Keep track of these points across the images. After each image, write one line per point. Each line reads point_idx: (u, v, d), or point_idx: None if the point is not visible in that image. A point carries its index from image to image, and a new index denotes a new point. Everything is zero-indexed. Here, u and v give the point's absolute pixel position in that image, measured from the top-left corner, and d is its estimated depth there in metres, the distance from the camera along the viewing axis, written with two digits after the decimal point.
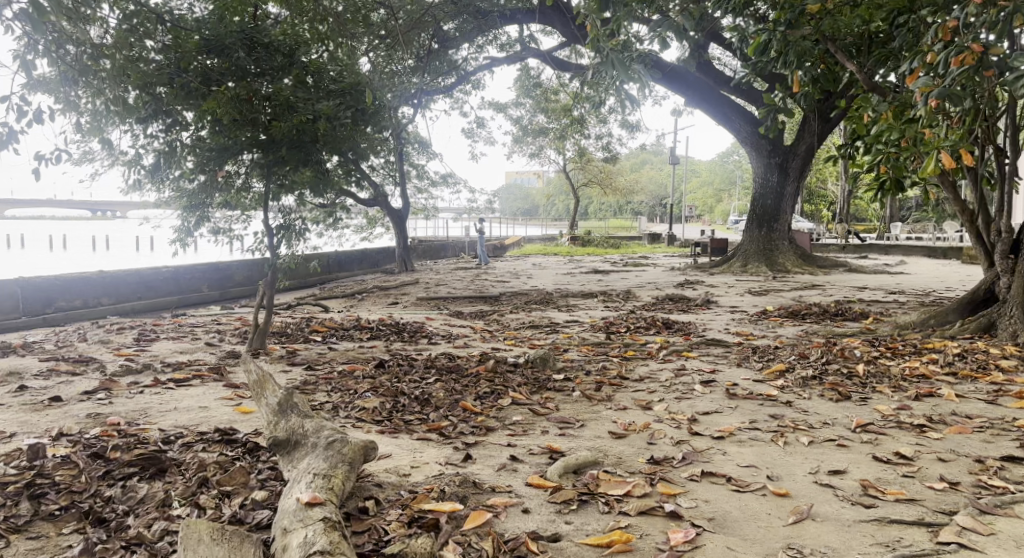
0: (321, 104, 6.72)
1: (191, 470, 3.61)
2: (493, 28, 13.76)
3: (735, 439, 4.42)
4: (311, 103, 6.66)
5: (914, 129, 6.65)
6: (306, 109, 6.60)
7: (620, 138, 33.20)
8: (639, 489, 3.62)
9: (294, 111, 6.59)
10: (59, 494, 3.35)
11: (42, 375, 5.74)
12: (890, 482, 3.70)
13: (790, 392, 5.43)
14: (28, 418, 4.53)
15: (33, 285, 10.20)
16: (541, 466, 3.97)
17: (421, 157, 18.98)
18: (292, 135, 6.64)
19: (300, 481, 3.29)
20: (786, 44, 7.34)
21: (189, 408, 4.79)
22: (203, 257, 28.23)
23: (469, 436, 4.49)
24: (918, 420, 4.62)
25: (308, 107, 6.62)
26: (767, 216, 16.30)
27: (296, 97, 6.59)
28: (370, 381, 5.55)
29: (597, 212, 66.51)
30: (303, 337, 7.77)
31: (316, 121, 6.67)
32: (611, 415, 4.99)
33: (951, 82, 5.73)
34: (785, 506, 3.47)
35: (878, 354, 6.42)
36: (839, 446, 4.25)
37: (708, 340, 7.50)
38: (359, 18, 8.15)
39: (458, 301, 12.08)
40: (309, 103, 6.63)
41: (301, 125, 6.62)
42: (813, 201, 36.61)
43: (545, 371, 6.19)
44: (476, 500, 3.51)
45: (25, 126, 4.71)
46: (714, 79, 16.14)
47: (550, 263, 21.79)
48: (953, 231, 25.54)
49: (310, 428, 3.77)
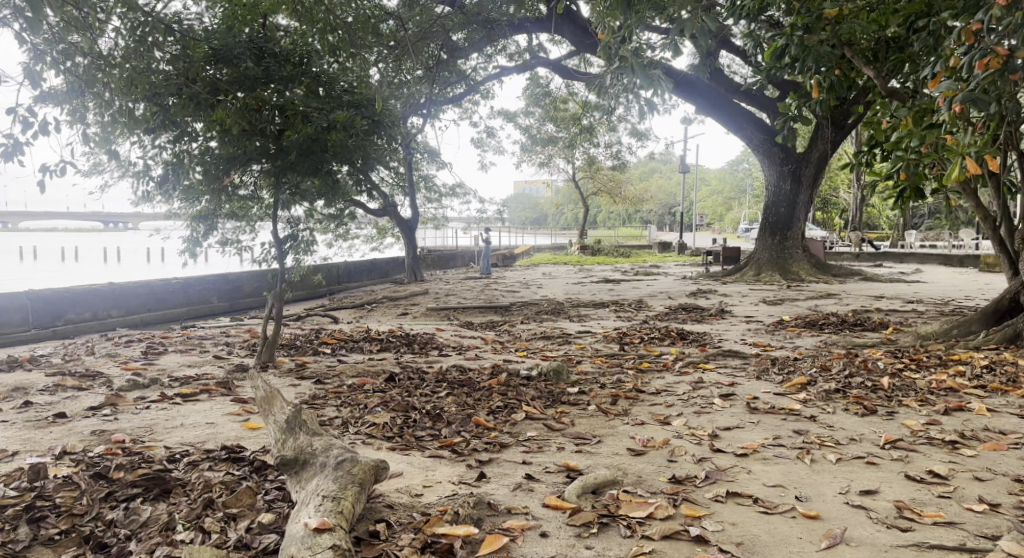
0: (332, 115, 6.62)
1: (197, 490, 3.48)
2: (503, 37, 13.64)
3: (759, 457, 4.25)
4: (322, 114, 6.55)
5: (936, 135, 6.50)
6: (316, 121, 6.50)
7: (631, 146, 33.03)
8: (662, 511, 3.46)
9: (310, 121, 6.50)
10: (58, 518, 3.22)
11: (48, 390, 5.63)
12: (926, 503, 3.54)
13: (813, 407, 5.26)
14: (31, 435, 4.41)
15: (43, 297, 10.12)
16: (559, 486, 3.82)
17: (430, 167, 18.90)
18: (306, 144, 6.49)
19: (308, 504, 3.15)
20: (804, 49, 7.11)
21: (196, 425, 4.66)
22: (212, 268, 28.30)
23: (482, 453, 4.34)
24: (950, 436, 4.45)
25: (320, 118, 6.53)
26: (780, 224, 16.14)
27: (308, 108, 6.51)
28: (380, 395, 5.41)
29: (606, 220, 66.38)
30: (313, 349, 7.64)
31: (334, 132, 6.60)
32: (629, 431, 4.83)
33: (975, 86, 5.56)
34: (816, 529, 3.31)
35: (903, 366, 6.23)
36: (868, 464, 4.08)
37: (725, 351, 7.31)
38: (370, 28, 8.09)
39: (468, 312, 11.94)
40: (323, 113, 6.55)
41: (322, 139, 6.57)
42: (826, 208, 36.51)
43: (559, 384, 6.04)
44: (492, 523, 3.37)
45: (30, 137, 4.60)
46: (725, 87, 15.92)
47: (561, 272, 21.57)
48: (969, 239, 25.20)
49: (319, 447, 3.63)
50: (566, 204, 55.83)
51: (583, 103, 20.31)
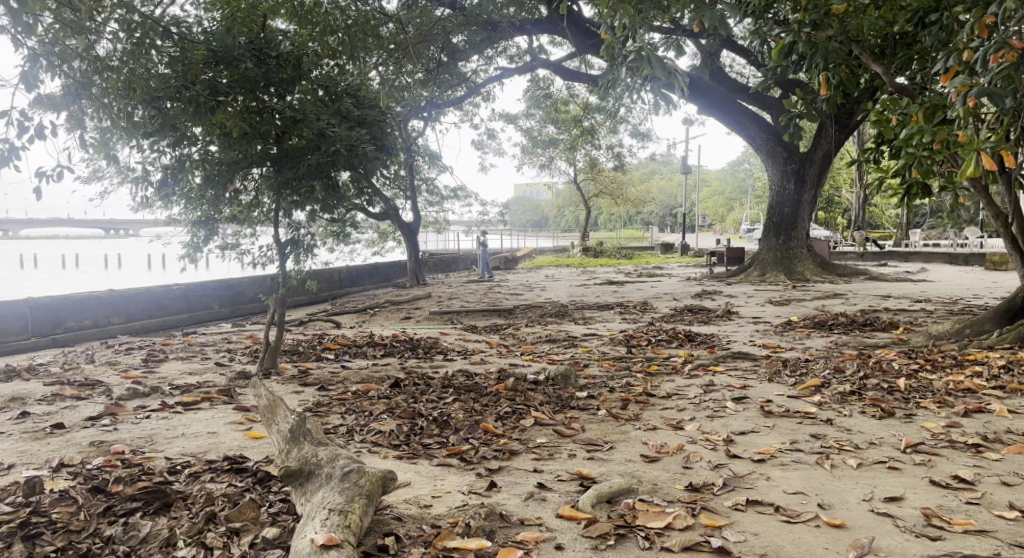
0: (351, 134, 6.67)
1: (198, 504, 3.36)
2: (505, 38, 13.41)
3: (778, 462, 4.13)
4: (344, 131, 6.60)
5: (947, 132, 6.32)
6: (338, 139, 6.51)
7: (632, 148, 32.86)
8: (681, 521, 3.36)
9: (327, 139, 6.51)
10: (53, 535, 3.09)
11: (46, 400, 5.51)
12: (954, 511, 3.45)
13: (829, 409, 5.14)
14: (27, 448, 4.29)
15: (42, 305, 10.02)
16: (572, 495, 3.70)
17: (431, 171, 18.79)
18: (325, 162, 6.51)
19: (314, 518, 3.03)
20: (812, 46, 6.96)
21: (197, 434, 4.55)
22: (213, 273, 28.35)
23: (492, 461, 4.22)
24: (972, 438, 4.34)
25: (341, 136, 6.52)
26: (784, 224, 16.05)
27: (326, 124, 6.52)
28: (385, 402, 5.29)
29: (607, 223, 66.17)
30: (316, 355, 7.54)
31: (347, 148, 6.53)
32: (642, 436, 4.71)
33: (990, 80, 5.39)
34: (842, 539, 3.23)
35: (918, 367, 6.10)
36: (890, 469, 3.98)
37: (735, 353, 7.18)
38: (370, 31, 7.95)
39: (472, 315, 11.82)
40: (342, 130, 6.56)
41: (332, 152, 6.52)
42: (830, 208, 36.37)
43: (567, 388, 5.91)
44: (505, 536, 3.26)
45: (26, 141, 4.52)
46: (728, 87, 15.80)
47: (563, 275, 21.44)
48: (975, 237, 25.04)
49: (324, 457, 3.49)
50: (567, 206, 55.72)
51: (584, 105, 20.19)
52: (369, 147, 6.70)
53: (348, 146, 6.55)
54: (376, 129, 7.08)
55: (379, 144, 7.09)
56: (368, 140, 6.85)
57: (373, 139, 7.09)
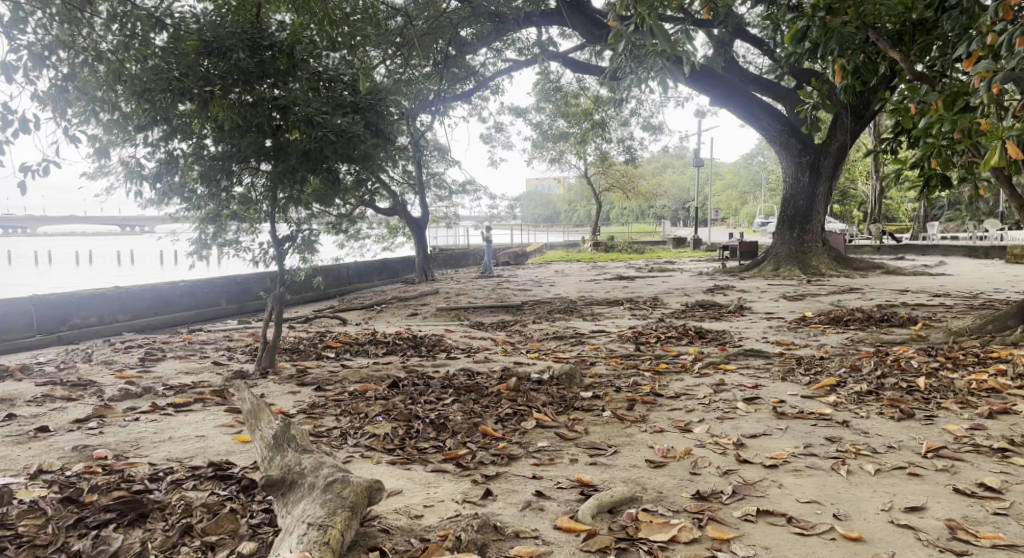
0: (344, 119, 6.35)
1: (175, 515, 3.18)
2: (513, 31, 13.21)
3: (791, 469, 3.90)
4: (335, 119, 6.27)
5: (968, 119, 5.94)
6: (327, 125, 6.18)
7: (643, 141, 32.48)
8: (686, 533, 3.16)
9: (315, 126, 6.16)
10: (18, 549, 2.94)
11: (35, 401, 5.37)
12: (981, 522, 3.23)
13: (844, 411, 4.89)
14: (8, 453, 4.14)
15: (46, 302, 9.89)
16: (571, 505, 3.50)
17: (439, 165, 18.66)
18: (313, 150, 6.15)
19: (292, 533, 2.85)
20: (826, 31, 6.57)
21: (184, 438, 4.38)
22: (223, 268, 28.27)
23: (489, 467, 4.02)
24: (998, 442, 4.08)
25: (329, 122, 6.20)
26: (798, 218, 15.70)
27: (315, 110, 6.15)
28: (382, 403, 5.10)
29: (619, 218, 65.79)
30: (316, 353, 7.35)
31: (338, 134, 6.21)
32: (647, 440, 4.49)
33: (1017, 65, 5.06)
34: (859, 554, 3.02)
35: (938, 365, 5.83)
36: (911, 476, 3.74)
37: (747, 350, 6.95)
38: (374, 20, 7.65)
39: (479, 311, 11.66)
40: (331, 117, 6.23)
41: (321, 139, 6.15)
42: (846, 202, 35.88)
43: (571, 388, 5.70)
44: (498, 550, 3.07)
45: (10, 135, 4.44)
46: (742, 77, 15.42)
47: (574, 270, 21.21)
48: (995, 230, 24.55)
49: (308, 466, 3.28)
50: (579, 201, 55.40)
51: (594, 99, 19.93)
52: (361, 130, 6.33)
53: (338, 132, 6.22)
54: (372, 114, 6.73)
55: (373, 128, 6.70)
56: (361, 125, 6.46)
57: (369, 129, 6.60)
